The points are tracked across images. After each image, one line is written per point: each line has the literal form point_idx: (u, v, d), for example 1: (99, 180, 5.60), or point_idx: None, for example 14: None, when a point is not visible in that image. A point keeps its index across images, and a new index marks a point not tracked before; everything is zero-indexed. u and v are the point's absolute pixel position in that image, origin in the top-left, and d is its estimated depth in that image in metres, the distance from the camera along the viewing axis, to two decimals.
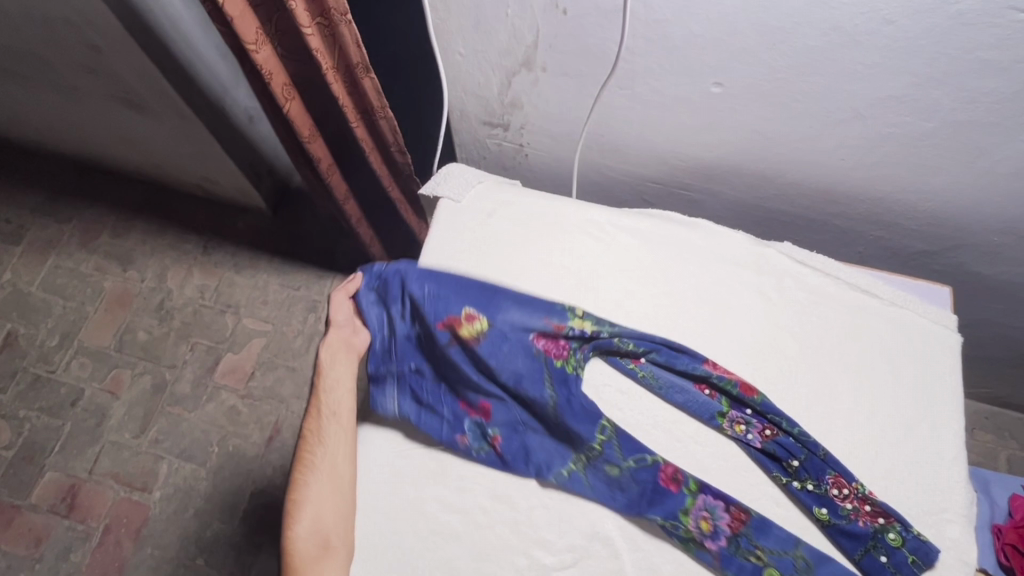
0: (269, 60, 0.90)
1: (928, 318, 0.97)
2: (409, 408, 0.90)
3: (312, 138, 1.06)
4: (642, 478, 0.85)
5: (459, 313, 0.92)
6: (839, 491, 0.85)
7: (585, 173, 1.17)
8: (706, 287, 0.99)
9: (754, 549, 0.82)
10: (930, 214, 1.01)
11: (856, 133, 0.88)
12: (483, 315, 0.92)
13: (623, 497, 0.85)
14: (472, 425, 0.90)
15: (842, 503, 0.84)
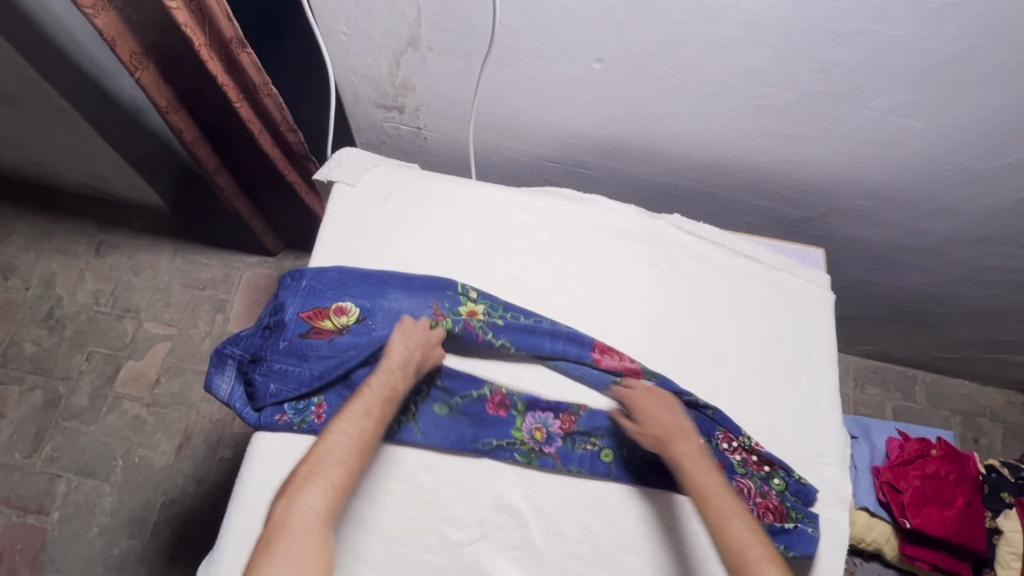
0: (113, 27, 0.86)
1: (803, 278, 1.04)
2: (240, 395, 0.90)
3: (170, 107, 1.03)
4: (471, 412, 0.90)
5: (330, 303, 0.92)
6: (728, 445, 0.90)
7: (484, 154, 1.18)
8: (601, 259, 1.02)
9: (588, 440, 0.90)
10: (803, 182, 1.08)
11: (728, 106, 0.93)
12: (355, 308, 0.92)
13: (451, 435, 0.88)
14: (293, 400, 0.88)
15: (733, 457, 0.90)
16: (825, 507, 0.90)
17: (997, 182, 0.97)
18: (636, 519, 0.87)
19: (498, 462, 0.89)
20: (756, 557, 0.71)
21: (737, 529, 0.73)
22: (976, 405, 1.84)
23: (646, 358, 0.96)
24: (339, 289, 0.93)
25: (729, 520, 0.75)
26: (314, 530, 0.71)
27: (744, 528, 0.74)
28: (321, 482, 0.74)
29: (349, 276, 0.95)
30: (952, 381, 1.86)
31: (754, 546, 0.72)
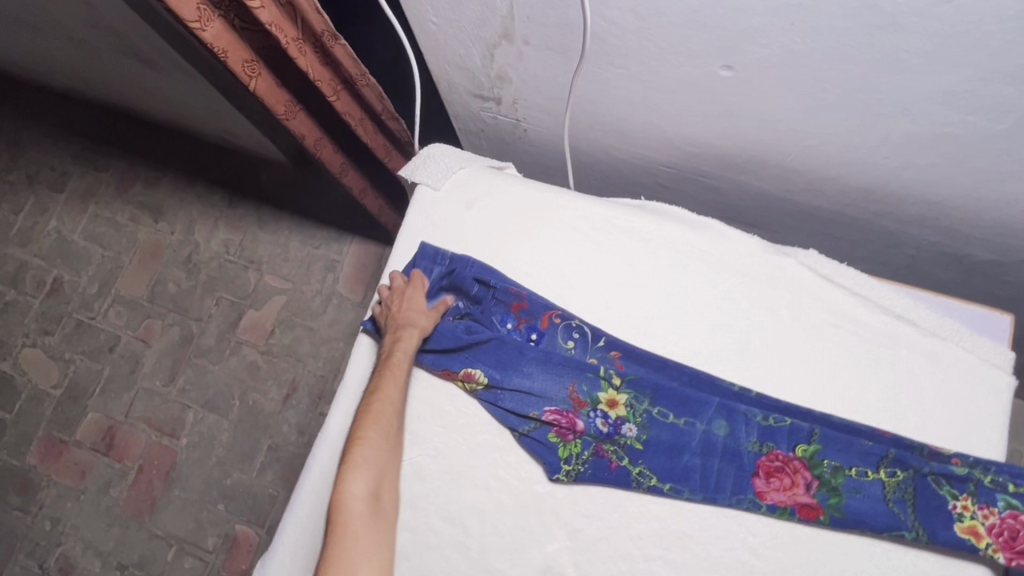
0: (222, 36, 0.85)
1: (971, 353, 0.81)
2: (424, 356, 0.87)
3: (289, 113, 1.01)
4: (583, 391, 0.83)
5: (459, 367, 0.85)
6: (995, 522, 0.72)
7: (590, 153, 1.03)
8: (704, 300, 0.86)
9: (811, 442, 0.78)
10: (995, 223, 0.82)
11: (901, 129, 0.71)
12: (481, 372, 0.84)
13: (558, 366, 0.84)
14: (433, 365, 0.86)
15: (1003, 511, 0.72)
16: None
17: None
18: None
19: (551, 519, 0.80)
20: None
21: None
22: None
23: (745, 433, 0.80)
24: (469, 350, 0.85)
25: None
26: (365, 515, 0.73)
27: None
28: (370, 470, 0.75)
29: (481, 337, 0.86)
30: None
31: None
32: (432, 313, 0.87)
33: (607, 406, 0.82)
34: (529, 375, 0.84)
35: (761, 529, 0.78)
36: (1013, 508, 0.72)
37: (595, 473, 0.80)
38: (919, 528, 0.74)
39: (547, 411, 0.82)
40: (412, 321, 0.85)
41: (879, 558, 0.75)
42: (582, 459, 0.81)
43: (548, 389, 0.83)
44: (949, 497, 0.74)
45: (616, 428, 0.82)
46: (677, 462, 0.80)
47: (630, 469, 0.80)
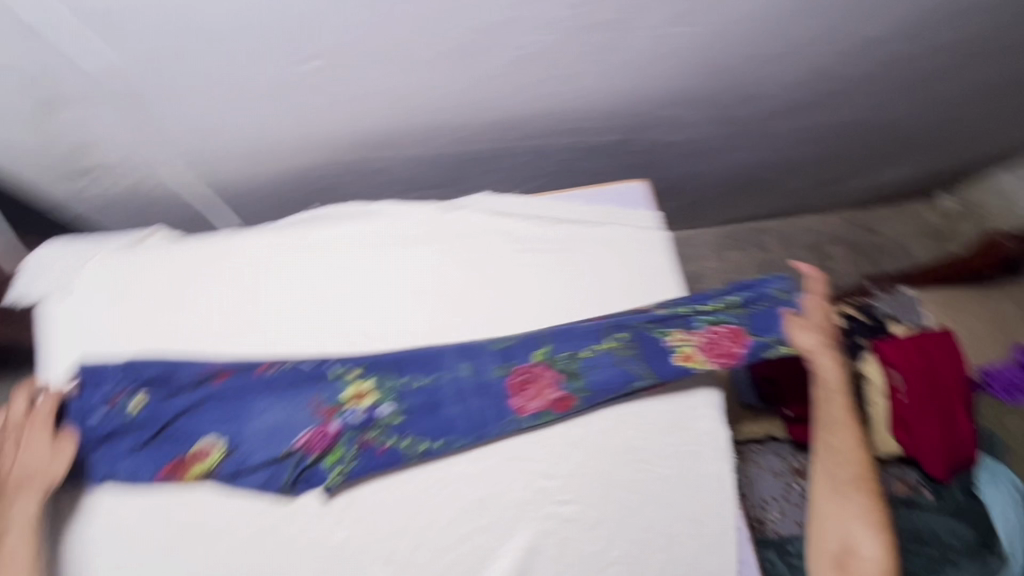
0: None
1: (629, 224, 0.95)
2: (139, 455, 0.74)
3: None
4: (324, 398, 0.79)
5: (184, 448, 0.75)
6: (701, 342, 0.87)
7: (242, 186, 0.95)
8: (409, 281, 0.87)
9: (545, 346, 0.85)
10: (601, 111, 0.96)
11: (487, 64, 0.77)
12: (214, 441, 0.75)
13: (292, 389, 0.79)
14: (157, 459, 0.75)
15: (703, 329, 0.87)
16: (704, 463, 0.88)
17: (789, 56, 0.91)
18: (529, 554, 0.79)
19: (362, 562, 0.76)
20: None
21: (864, 545, 0.76)
22: (823, 235, 1.97)
23: (492, 369, 0.84)
24: (190, 424, 0.76)
25: (852, 521, 0.77)
26: None
27: (869, 541, 0.76)
28: None
29: (198, 399, 0.76)
30: (795, 221, 1.96)
31: (864, 562, 0.75)
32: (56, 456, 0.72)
33: (354, 399, 0.79)
34: (263, 411, 0.77)
35: (544, 452, 0.84)
36: (709, 324, 0.88)
37: (365, 464, 0.78)
38: (648, 372, 0.85)
39: (297, 438, 0.77)
40: (20, 484, 0.70)
41: (637, 420, 0.88)
42: (349, 458, 0.78)
43: (288, 415, 0.78)
44: (661, 334, 0.87)
45: (371, 415, 0.79)
46: (439, 417, 0.81)
47: (398, 448, 0.79)
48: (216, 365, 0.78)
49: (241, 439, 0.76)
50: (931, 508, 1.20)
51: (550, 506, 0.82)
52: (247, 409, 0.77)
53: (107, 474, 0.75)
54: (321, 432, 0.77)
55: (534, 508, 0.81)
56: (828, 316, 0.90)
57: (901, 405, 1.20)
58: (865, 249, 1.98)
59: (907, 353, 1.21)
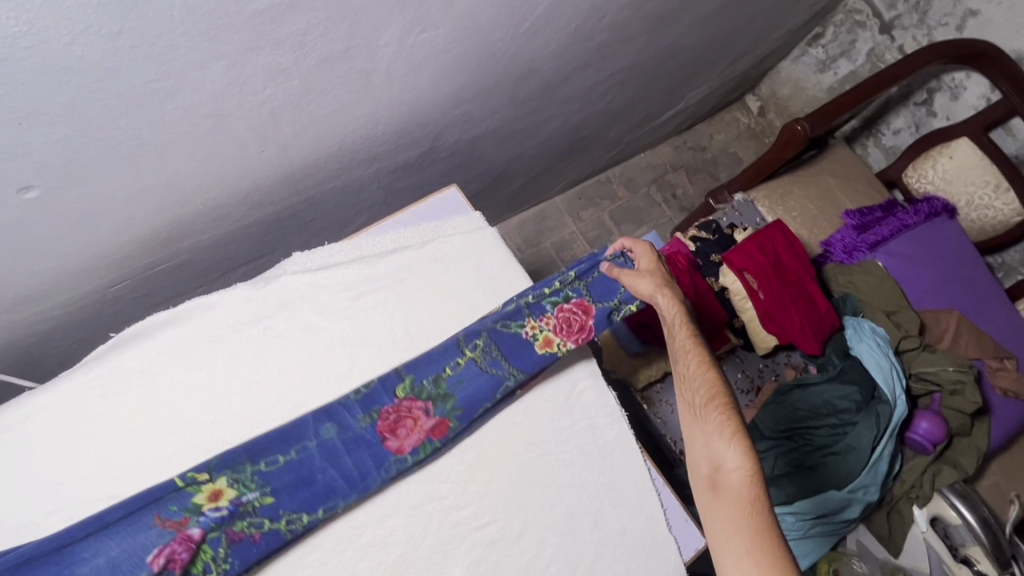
0: None
1: (456, 233, 0.94)
2: None
3: None
4: (173, 510, 0.69)
5: None
6: (556, 324, 0.89)
7: (25, 334, 0.83)
8: (248, 370, 0.81)
9: (407, 378, 0.82)
10: (388, 132, 0.93)
11: (240, 129, 0.72)
12: None
13: (131, 514, 0.68)
14: None
15: (554, 311, 0.90)
16: (604, 431, 0.89)
17: (544, 26, 0.93)
18: None
19: None
20: (739, 485, 0.72)
21: (725, 457, 0.75)
22: (660, 167, 2.08)
23: (359, 419, 0.80)
24: None
25: (714, 438, 0.77)
26: None
27: (730, 451, 0.75)
28: None
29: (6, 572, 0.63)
30: (632, 163, 2.05)
31: (731, 474, 0.74)
32: None
33: (212, 499, 0.71)
34: (96, 551, 0.66)
35: (446, 486, 0.81)
36: (557, 305, 0.90)
37: (241, 560, 0.70)
38: (513, 369, 0.86)
39: (151, 561, 0.66)
40: None
41: (527, 417, 0.87)
42: (220, 559, 0.70)
43: (132, 545, 0.67)
44: (519, 329, 0.88)
45: (232, 507, 0.71)
46: (315, 487, 0.75)
47: (274, 529, 0.72)
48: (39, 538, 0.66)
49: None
50: (818, 380, 1.31)
51: (473, 533, 0.80)
52: (74, 559, 0.65)
53: None
54: (179, 547, 0.68)
55: (458, 543, 0.79)
56: (656, 259, 0.93)
57: (761, 301, 1.29)
58: (699, 166, 2.11)
59: (749, 255, 1.30)
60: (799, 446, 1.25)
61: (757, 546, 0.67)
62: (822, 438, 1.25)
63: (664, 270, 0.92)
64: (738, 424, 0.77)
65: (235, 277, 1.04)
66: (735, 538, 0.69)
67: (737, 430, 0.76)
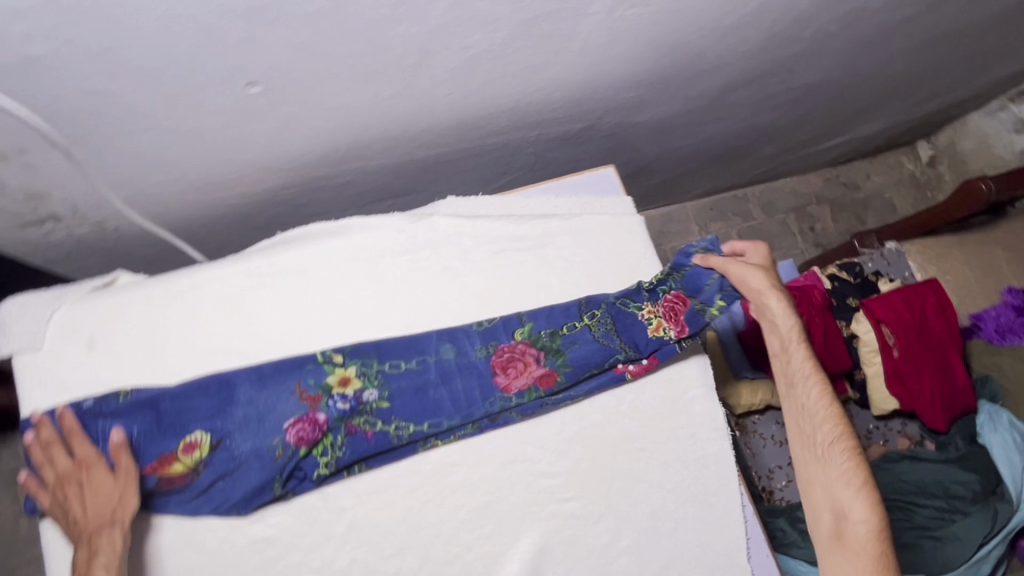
0: None
1: (603, 212, 0.94)
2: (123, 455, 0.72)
3: None
4: (313, 384, 0.79)
5: (174, 442, 0.74)
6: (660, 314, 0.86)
7: (205, 214, 0.92)
8: (387, 292, 0.86)
9: (525, 325, 0.85)
10: (561, 101, 0.94)
11: (438, 69, 0.75)
12: (205, 435, 0.74)
13: (283, 377, 0.78)
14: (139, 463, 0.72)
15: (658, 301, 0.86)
16: (704, 444, 0.87)
17: (746, 25, 0.90)
18: (535, 556, 0.79)
19: None
20: (865, 539, 0.77)
21: (852, 507, 0.79)
22: (804, 196, 1.96)
23: (476, 348, 0.83)
24: (181, 419, 0.75)
25: (838, 486, 0.81)
26: None
27: (856, 501, 0.79)
28: None
29: (184, 393, 0.76)
30: (775, 185, 1.95)
31: (856, 525, 0.78)
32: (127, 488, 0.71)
33: (340, 386, 0.79)
34: (250, 400, 0.77)
35: (538, 454, 0.83)
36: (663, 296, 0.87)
37: (353, 450, 0.78)
38: (624, 344, 0.85)
39: (287, 429, 0.76)
40: (105, 514, 0.70)
41: (631, 410, 0.87)
42: (337, 446, 0.77)
43: (277, 405, 0.77)
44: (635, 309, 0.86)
45: (356, 400, 0.79)
46: (426, 401, 0.80)
47: (385, 431, 0.79)
48: (195, 380, 0.77)
49: (232, 434, 0.75)
50: (932, 459, 1.21)
51: (554, 503, 0.82)
52: (233, 400, 0.76)
53: None
54: (313, 425, 0.77)
55: (538, 509, 0.81)
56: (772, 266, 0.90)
57: (893, 359, 1.20)
58: (847, 204, 1.98)
59: (894, 307, 1.22)
60: (895, 518, 1.15)
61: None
62: (923, 519, 1.14)
63: (780, 282, 0.89)
64: (864, 474, 0.80)
65: (383, 207, 1.10)
66: None
67: (863, 480, 0.80)
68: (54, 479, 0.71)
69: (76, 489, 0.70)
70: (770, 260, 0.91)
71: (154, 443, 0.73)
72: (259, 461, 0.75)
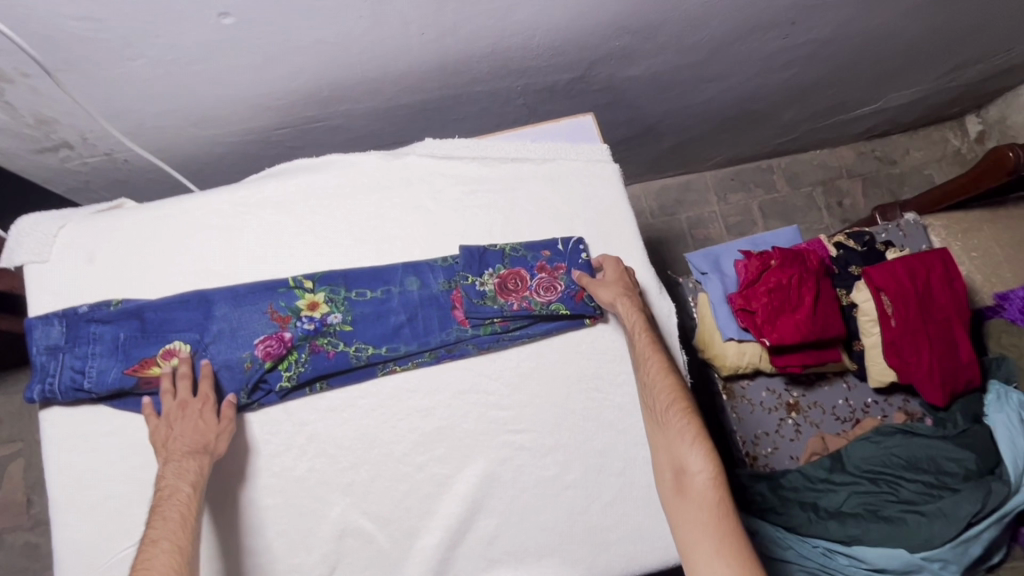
0: None
1: (578, 159, 0.95)
2: (109, 357, 0.80)
3: None
4: (285, 306, 0.85)
5: (156, 349, 0.81)
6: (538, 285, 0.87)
7: (204, 151, 0.99)
8: (360, 226, 0.90)
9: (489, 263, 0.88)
10: (543, 47, 0.95)
11: (404, 5, 0.78)
12: (185, 345, 0.81)
13: (258, 298, 0.85)
14: (121, 364, 0.80)
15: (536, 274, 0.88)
16: None
17: None
18: (482, 482, 0.83)
19: (324, 490, 0.82)
20: (703, 486, 0.72)
21: (689, 459, 0.74)
22: (834, 169, 1.89)
23: (439, 283, 0.88)
24: (164, 329, 0.82)
25: (677, 441, 0.76)
26: None
27: (693, 455, 0.74)
28: None
29: (167, 307, 0.83)
30: (803, 157, 1.88)
31: (695, 475, 0.73)
32: (224, 428, 0.78)
33: (309, 309, 0.85)
34: (224, 316, 0.83)
35: (494, 387, 0.86)
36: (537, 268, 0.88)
37: (315, 367, 0.83)
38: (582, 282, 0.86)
39: (257, 344, 0.83)
40: (204, 444, 0.75)
41: (589, 351, 0.88)
42: (301, 361, 0.83)
43: (251, 323, 0.83)
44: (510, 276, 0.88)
45: (322, 322, 0.85)
46: (387, 326, 0.86)
47: (346, 351, 0.84)
48: (178, 296, 0.84)
49: (207, 347, 0.82)
50: (929, 434, 1.17)
51: (505, 435, 0.84)
52: (211, 316, 0.83)
53: (76, 376, 0.79)
54: (281, 342, 0.83)
55: (488, 438, 0.84)
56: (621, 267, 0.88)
57: (892, 329, 1.16)
58: (880, 180, 1.89)
59: (894, 274, 1.17)
60: (879, 491, 1.13)
61: (727, 548, 0.67)
62: (908, 493, 1.12)
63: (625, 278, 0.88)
64: (701, 428, 0.76)
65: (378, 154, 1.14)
66: (704, 535, 0.69)
67: (699, 434, 0.75)
68: (173, 406, 0.77)
69: (187, 418, 0.77)
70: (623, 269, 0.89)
71: (137, 348, 0.81)
72: (228, 371, 0.81)
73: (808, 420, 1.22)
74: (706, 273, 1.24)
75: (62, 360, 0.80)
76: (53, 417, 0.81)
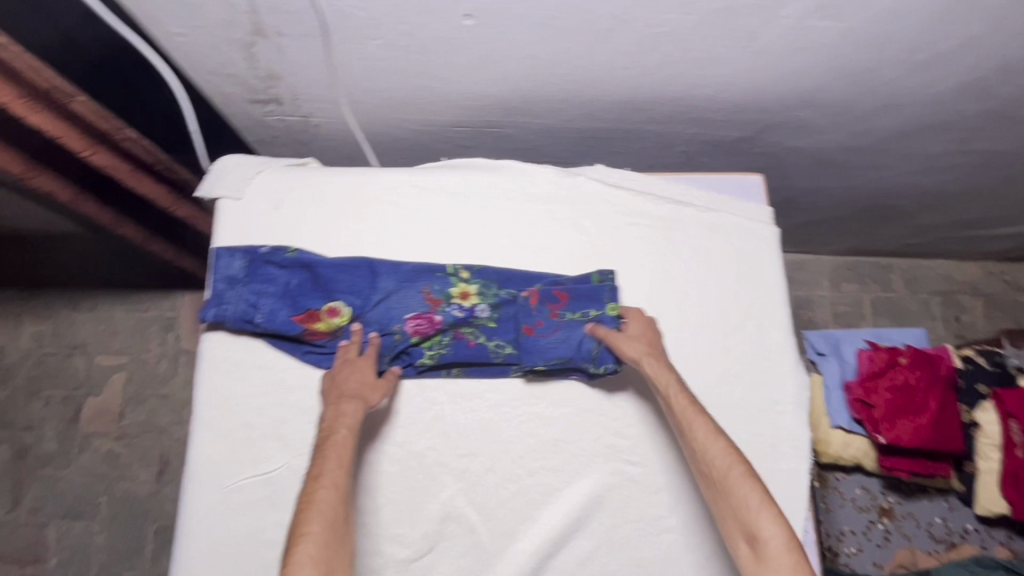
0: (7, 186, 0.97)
1: (738, 215, 0.97)
2: (277, 300, 0.86)
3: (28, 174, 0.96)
4: (440, 290, 0.89)
5: (320, 303, 0.87)
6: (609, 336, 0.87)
7: (387, 131, 1.07)
8: (520, 232, 0.94)
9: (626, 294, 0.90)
10: (727, 102, 0.98)
11: (624, 39, 0.83)
12: (345, 306, 0.87)
13: (417, 277, 0.90)
14: (288, 309, 0.86)
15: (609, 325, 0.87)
16: (781, 457, 0.87)
17: (936, 66, 0.89)
18: (588, 502, 0.84)
19: (439, 470, 0.84)
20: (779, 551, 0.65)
21: (761, 525, 0.67)
22: (956, 282, 1.83)
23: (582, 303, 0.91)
24: (330, 286, 0.88)
25: (744, 505, 0.69)
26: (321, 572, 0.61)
27: (767, 522, 0.67)
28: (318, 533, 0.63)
29: (336, 267, 0.89)
30: (927, 263, 1.83)
31: (769, 542, 0.66)
32: (381, 384, 0.83)
33: (460, 297, 0.90)
34: (384, 287, 0.89)
35: (618, 414, 0.87)
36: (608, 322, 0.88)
37: (456, 352, 0.88)
38: None
39: (408, 318, 0.87)
40: (360, 393, 0.80)
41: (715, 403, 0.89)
42: (443, 343, 0.88)
43: (408, 298, 0.88)
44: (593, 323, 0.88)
45: (470, 312, 0.89)
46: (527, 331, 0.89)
47: (486, 345, 0.88)
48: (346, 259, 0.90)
49: (365, 311, 0.88)
50: None
51: (619, 462, 0.85)
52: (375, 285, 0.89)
53: (246, 310, 0.86)
54: (431, 322, 0.87)
55: (602, 461, 0.85)
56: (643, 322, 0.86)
57: (1017, 459, 1.11)
58: (1004, 304, 1.81)
59: None
60: None
61: None
62: None
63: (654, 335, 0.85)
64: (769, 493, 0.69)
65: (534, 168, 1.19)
66: None
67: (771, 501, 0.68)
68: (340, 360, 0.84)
69: (350, 370, 0.82)
70: (650, 328, 0.86)
71: (305, 298, 0.87)
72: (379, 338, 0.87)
73: (900, 530, 1.19)
74: (824, 354, 1.21)
75: (238, 291, 0.87)
76: (215, 341, 0.87)
